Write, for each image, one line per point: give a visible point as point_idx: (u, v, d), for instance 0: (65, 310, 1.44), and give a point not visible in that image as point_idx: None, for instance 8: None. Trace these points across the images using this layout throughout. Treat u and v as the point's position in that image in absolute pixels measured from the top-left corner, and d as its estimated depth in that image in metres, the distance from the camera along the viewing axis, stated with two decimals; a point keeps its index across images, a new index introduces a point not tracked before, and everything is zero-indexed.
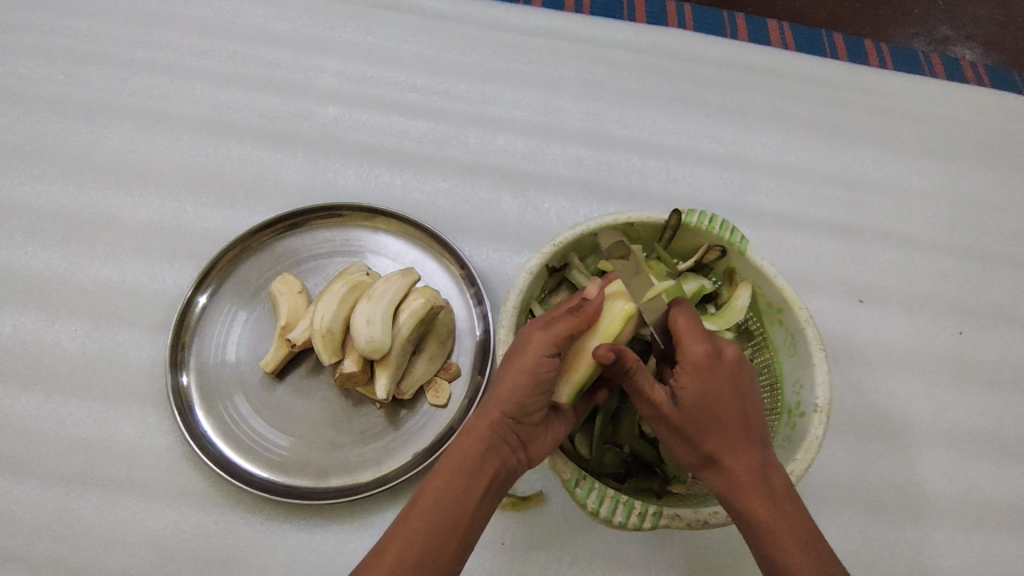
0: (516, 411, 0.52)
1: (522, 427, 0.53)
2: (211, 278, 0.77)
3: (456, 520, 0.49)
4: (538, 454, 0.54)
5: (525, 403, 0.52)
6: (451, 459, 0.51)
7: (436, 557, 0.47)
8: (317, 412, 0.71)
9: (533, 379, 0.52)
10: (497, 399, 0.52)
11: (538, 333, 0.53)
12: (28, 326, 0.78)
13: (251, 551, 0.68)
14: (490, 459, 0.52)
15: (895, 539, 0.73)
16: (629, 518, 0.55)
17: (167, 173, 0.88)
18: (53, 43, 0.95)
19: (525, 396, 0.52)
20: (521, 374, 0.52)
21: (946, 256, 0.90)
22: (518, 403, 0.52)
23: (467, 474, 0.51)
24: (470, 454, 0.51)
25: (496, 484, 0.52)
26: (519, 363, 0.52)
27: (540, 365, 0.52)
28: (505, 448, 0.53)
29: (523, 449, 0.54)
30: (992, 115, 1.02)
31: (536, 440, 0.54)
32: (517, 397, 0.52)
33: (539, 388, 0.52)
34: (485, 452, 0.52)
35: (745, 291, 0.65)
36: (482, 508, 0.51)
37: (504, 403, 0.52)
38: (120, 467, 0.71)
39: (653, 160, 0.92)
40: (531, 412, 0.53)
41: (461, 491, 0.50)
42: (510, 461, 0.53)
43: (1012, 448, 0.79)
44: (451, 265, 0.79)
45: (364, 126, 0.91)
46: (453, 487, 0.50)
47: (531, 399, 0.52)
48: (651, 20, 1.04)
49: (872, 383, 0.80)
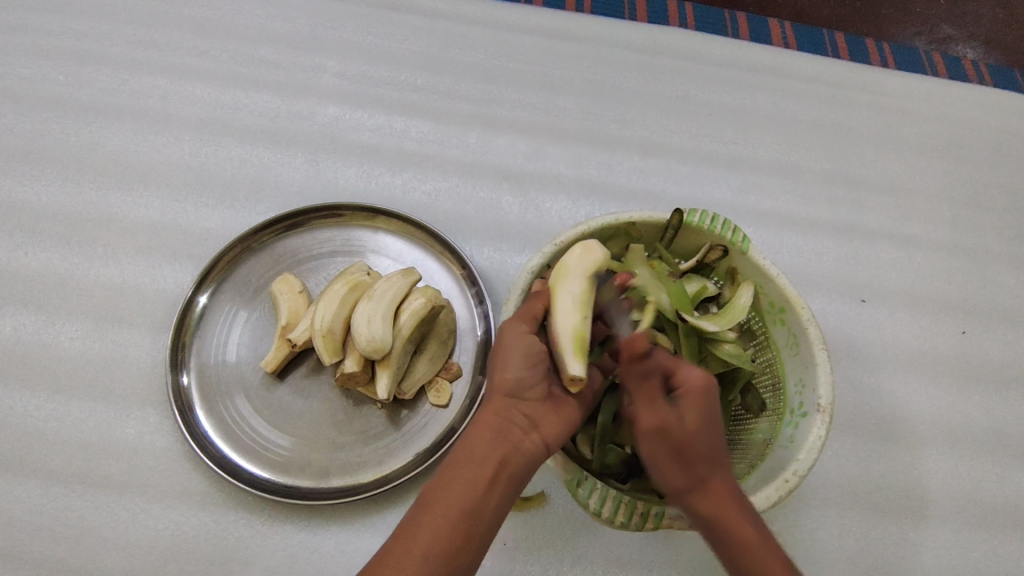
0: (516, 390, 0.54)
1: (526, 407, 0.54)
2: (211, 278, 0.77)
3: (466, 509, 0.49)
4: (552, 433, 0.54)
5: (521, 379, 0.54)
6: (459, 450, 0.52)
7: (447, 547, 0.47)
8: (318, 412, 0.71)
9: (525, 351, 0.54)
10: (495, 383, 0.54)
11: (512, 320, 0.56)
12: (28, 326, 0.78)
13: (252, 552, 0.68)
14: (500, 446, 0.52)
15: (898, 539, 0.73)
16: (631, 518, 0.56)
17: (168, 173, 0.88)
18: (53, 43, 0.95)
19: (522, 374, 0.54)
20: (512, 353, 0.54)
21: (948, 255, 0.90)
22: (515, 381, 0.54)
23: (475, 462, 0.51)
24: (477, 443, 0.52)
25: (510, 471, 0.51)
26: (504, 347, 0.55)
27: (522, 339, 0.54)
28: (516, 432, 0.53)
29: (535, 431, 0.53)
30: (994, 114, 1.01)
31: (546, 419, 0.54)
32: (512, 375, 0.54)
33: (533, 362, 0.54)
34: (493, 439, 0.52)
35: (748, 288, 0.65)
36: (496, 496, 0.50)
37: (501, 385, 0.54)
38: (121, 467, 0.71)
39: (655, 159, 0.92)
40: (532, 389, 0.54)
41: (470, 480, 0.50)
42: (523, 445, 0.52)
43: (1015, 448, 0.79)
44: (453, 265, 0.78)
45: (365, 126, 0.91)
46: (461, 478, 0.50)
47: (528, 375, 0.54)
48: (652, 19, 1.03)
49: (874, 383, 0.80)
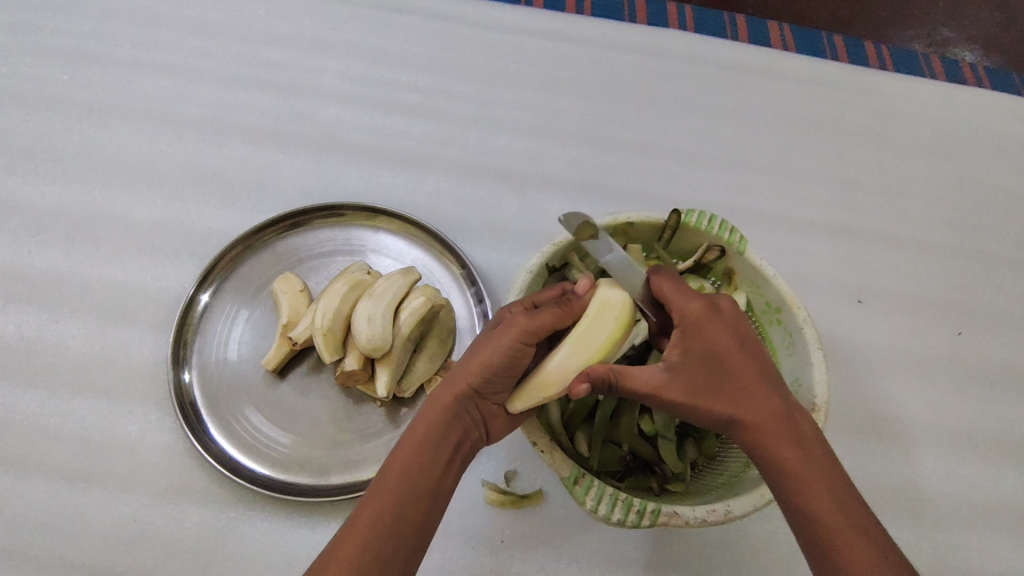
0: (482, 386, 0.53)
1: (485, 402, 0.54)
2: (214, 276, 0.77)
3: (422, 494, 0.50)
4: (500, 429, 0.56)
5: (492, 379, 0.53)
6: (415, 434, 0.52)
7: (405, 532, 0.48)
8: (318, 409, 0.71)
9: (509, 361, 0.53)
10: (464, 374, 0.53)
11: (520, 318, 0.53)
12: (31, 324, 0.78)
13: (252, 548, 0.68)
14: (454, 434, 0.53)
15: (894, 539, 0.73)
16: (628, 515, 0.55)
17: (171, 173, 0.88)
18: (57, 43, 0.96)
19: (495, 375, 0.53)
20: (496, 357, 0.52)
21: (945, 257, 0.91)
22: (486, 379, 0.53)
23: (430, 449, 0.51)
24: (433, 429, 0.52)
25: (459, 457, 0.53)
26: (494, 343, 0.53)
27: (513, 350, 0.52)
28: (469, 420, 0.54)
29: (488, 425, 0.55)
30: (991, 116, 1.02)
31: (499, 417, 0.55)
32: (484, 372, 0.53)
33: (508, 372, 0.53)
34: (449, 425, 0.53)
35: (743, 293, 0.66)
36: (447, 481, 0.52)
37: (470, 378, 0.53)
38: (123, 463, 0.71)
39: (653, 160, 0.92)
40: (496, 389, 0.54)
41: (424, 465, 0.51)
42: (472, 433, 0.54)
43: (1009, 448, 0.80)
44: (452, 265, 0.79)
45: (366, 126, 0.92)
46: (417, 462, 0.51)
47: (498, 376, 0.53)
48: (651, 21, 1.04)
49: (871, 383, 0.81)
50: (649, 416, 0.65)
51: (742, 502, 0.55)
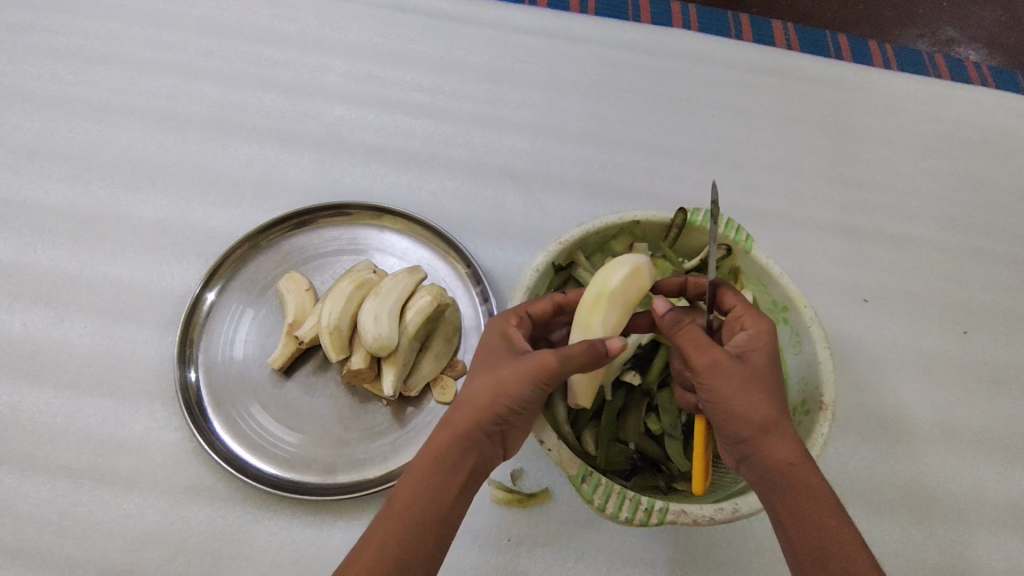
0: (503, 411, 0.51)
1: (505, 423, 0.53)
2: (219, 276, 0.78)
3: (436, 518, 0.49)
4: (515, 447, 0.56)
5: (515, 406, 0.51)
6: (430, 455, 0.51)
7: (417, 553, 0.48)
8: (325, 409, 0.71)
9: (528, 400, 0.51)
10: (484, 398, 0.51)
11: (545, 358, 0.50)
12: (36, 323, 0.78)
13: (258, 547, 0.68)
14: (470, 457, 0.52)
15: (901, 538, 0.73)
16: (636, 513, 0.55)
17: (175, 172, 0.89)
18: (62, 43, 0.96)
19: (517, 405, 0.51)
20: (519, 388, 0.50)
21: (949, 256, 0.91)
22: (508, 406, 0.51)
23: (445, 472, 0.50)
24: (449, 452, 0.51)
25: (475, 476, 0.52)
26: (517, 372, 0.50)
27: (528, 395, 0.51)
28: (486, 444, 0.53)
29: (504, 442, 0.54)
30: (996, 115, 1.02)
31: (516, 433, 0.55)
32: (509, 404, 0.51)
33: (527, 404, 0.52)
34: (467, 448, 0.51)
35: (749, 292, 0.66)
36: (460, 502, 0.51)
37: (491, 403, 0.51)
38: (130, 462, 0.72)
39: (658, 159, 0.92)
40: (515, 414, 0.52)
41: (438, 488, 0.50)
42: (489, 454, 0.53)
43: (1015, 447, 0.79)
44: (457, 264, 0.79)
45: (371, 125, 0.92)
46: (433, 486, 0.50)
47: (521, 405, 0.51)
48: (656, 21, 1.04)
49: (877, 383, 0.81)
50: (655, 416, 0.66)
51: (750, 501, 0.55)
